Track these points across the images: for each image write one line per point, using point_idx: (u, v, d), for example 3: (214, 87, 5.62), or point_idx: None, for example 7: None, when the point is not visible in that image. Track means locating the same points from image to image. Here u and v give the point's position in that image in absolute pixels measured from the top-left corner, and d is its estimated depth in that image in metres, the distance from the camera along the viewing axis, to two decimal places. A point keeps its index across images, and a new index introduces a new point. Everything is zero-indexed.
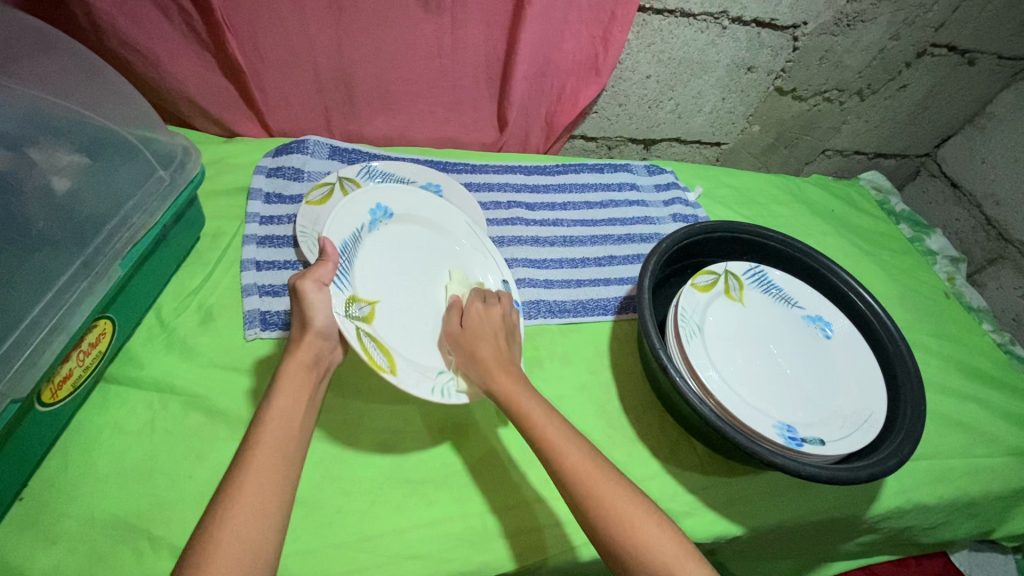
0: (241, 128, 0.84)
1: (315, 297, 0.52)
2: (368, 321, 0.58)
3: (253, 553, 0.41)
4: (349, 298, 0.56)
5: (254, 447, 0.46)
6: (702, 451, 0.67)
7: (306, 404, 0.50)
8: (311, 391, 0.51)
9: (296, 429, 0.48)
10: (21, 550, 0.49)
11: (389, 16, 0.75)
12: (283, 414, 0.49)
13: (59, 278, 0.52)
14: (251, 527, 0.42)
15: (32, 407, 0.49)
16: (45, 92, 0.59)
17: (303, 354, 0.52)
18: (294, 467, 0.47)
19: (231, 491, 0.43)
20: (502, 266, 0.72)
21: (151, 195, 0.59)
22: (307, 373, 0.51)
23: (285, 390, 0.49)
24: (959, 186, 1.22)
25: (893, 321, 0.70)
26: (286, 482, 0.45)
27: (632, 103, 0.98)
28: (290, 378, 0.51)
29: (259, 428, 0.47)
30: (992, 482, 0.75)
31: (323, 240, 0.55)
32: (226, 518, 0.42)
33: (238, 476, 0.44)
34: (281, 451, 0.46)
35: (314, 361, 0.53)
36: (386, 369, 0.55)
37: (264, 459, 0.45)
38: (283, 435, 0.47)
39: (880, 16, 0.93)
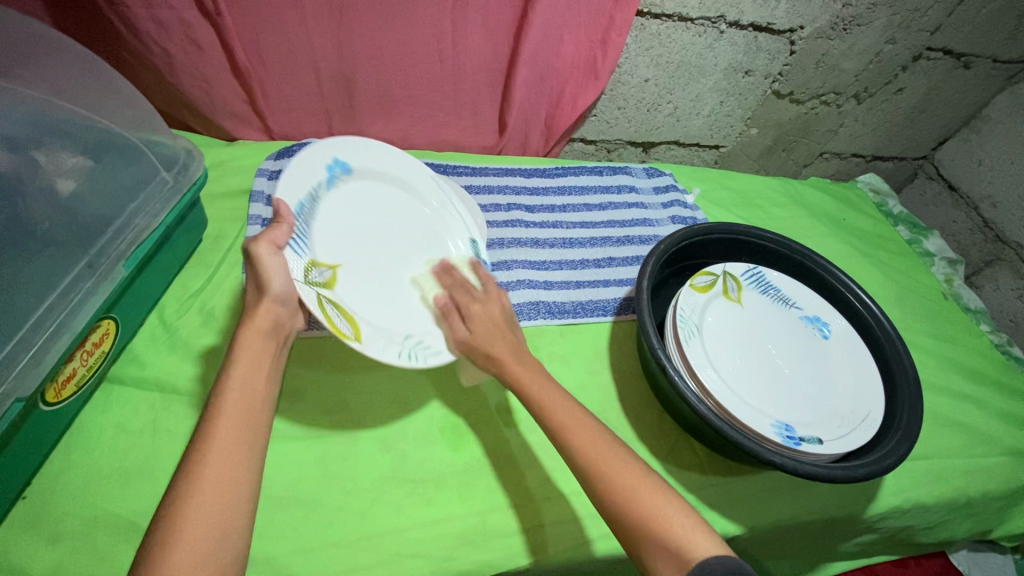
0: (244, 132, 0.85)
1: (270, 260, 0.53)
2: (330, 286, 0.59)
3: (224, 522, 0.41)
4: (309, 262, 0.57)
5: (214, 417, 0.45)
6: (701, 451, 0.67)
7: (266, 374, 0.50)
8: (273, 359, 0.51)
9: (260, 399, 0.48)
10: (24, 548, 0.49)
11: (390, 20, 0.76)
12: (243, 384, 0.48)
13: (63, 278, 0.52)
14: (218, 500, 0.41)
15: (35, 406, 0.50)
16: (50, 95, 0.59)
17: (262, 319, 0.52)
18: (260, 436, 0.46)
19: (193, 464, 0.42)
20: (472, 226, 0.73)
21: (155, 198, 0.60)
22: (264, 340, 0.51)
23: (243, 361, 0.49)
24: (956, 188, 1.23)
25: (890, 321, 0.71)
26: (252, 453, 0.45)
27: (631, 107, 0.99)
28: (245, 345, 0.50)
29: (218, 398, 0.46)
30: (989, 482, 0.75)
31: (275, 202, 0.55)
32: (192, 491, 0.41)
33: (201, 446, 0.43)
34: (245, 422, 0.46)
35: (275, 326, 0.53)
36: (351, 336, 0.55)
37: (226, 429, 0.44)
38: (247, 406, 0.47)
39: (877, 20, 0.94)
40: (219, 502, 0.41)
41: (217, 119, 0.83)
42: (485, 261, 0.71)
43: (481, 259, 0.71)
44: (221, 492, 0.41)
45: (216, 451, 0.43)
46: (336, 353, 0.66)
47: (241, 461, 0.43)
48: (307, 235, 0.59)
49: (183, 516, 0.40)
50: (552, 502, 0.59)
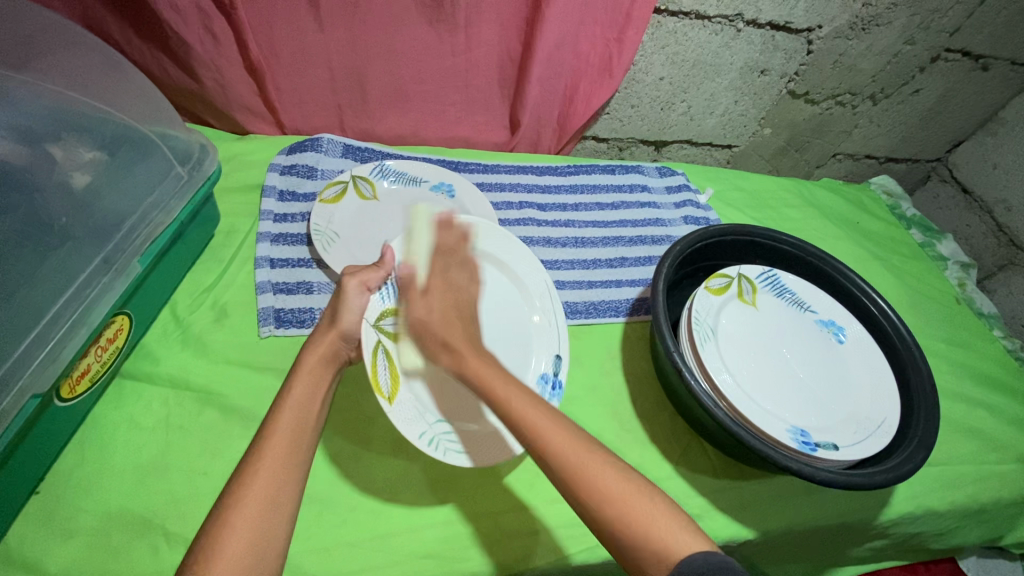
0: (255, 126, 0.85)
1: (355, 298, 0.55)
2: (399, 340, 0.59)
3: (262, 543, 0.40)
4: (388, 310, 0.59)
5: (268, 434, 0.45)
6: (714, 455, 0.67)
7: (321, 396, 0.49)
8: (328, 382, 0.51)
9: (310, 419, 0.47)
10: (40, 543, 0.49)
11: (404, 15, 0.75)
12: (300, 405, 0.48)
13: (79, 274, 0.52)
14: (259, 517, 0.41)
15: (51, 402, 0.49)
16: (66, 88, 0.59)
17: (323, 348, 0.52)
18: (304, 457, 0.45)
19: (241, 480, 0.43)
20: (562, 337, 0.66)
21: (170, 192, 0.60)
22: (324, 367, 0.51)
23: (301, 382, 0.49)
24: (970, 191, 1.22)
25: (907, 327, 0.70)
26: (294, 475, 0.44)
27: (645, 105, 0.98)
28: (307, 369, 0.50)
29: (276, 415, 0.46)
30: (1002, 488, 0.75)
31: (385, 249, 0.60)
32: (238, 507, 0.41)
33: (252, 462, 0.44)
34: (295, 442, 0.45)
35: (335, 357, 0.52)
36: (384, 394, 0.55)
37: (276, 448, 0.44)
38: (298, 425, 0.46)
39: (896, 21, 0.92)
40: (259, 521, 0.41)
41: (229, 112, 0.82)
42: (562, 386, 0.64)
43: (556, 381, 0.64)
44: (263, 513, 0.41)
45: (264, 469, 0.43)
46: None
47: (282, 481, 0.43)
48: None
49: (222, 534, 0.40)
50: (566, 505, 0.59)
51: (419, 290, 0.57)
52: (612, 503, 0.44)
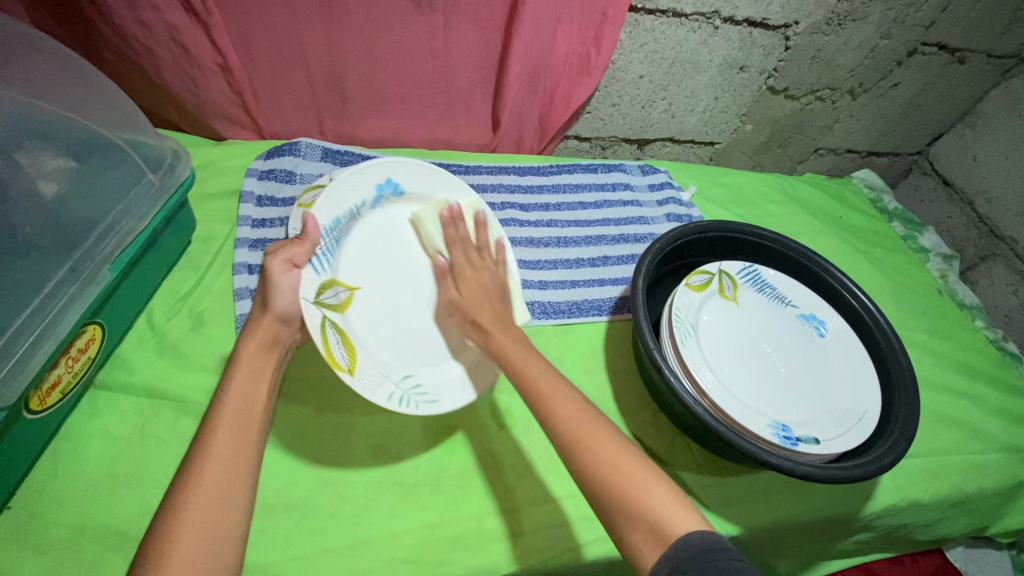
0: (233, 133, 0.84)
1: (282, 278, 0.53)
2: (342, 310, 0.57)
3: (219, 532, 0.41)
4: (326, 281, 0.57)
5: (211, 428, 0.46)
6: (697, 451, 0.67)
7: (263, 385, 0.50)
8: (270, 369, 0.51)
9: (257, 408, 0.48)
10: (12, 558, 0.48)
11: (380, 16, 0.75)
12: (241, 394, 0.48)
13: (46, 283, 0.51)
14: (213, 508, 0.42)
15: (19, 414, 0.48)
16: (30, 94, 0.57)
17: (262, 334, 0.52)
18: (253, 445, 0.47)
19: (188, 474, 0.43)
20: (512, 261, 0.69)
21: (141, 199, 0.59)
22: (265, 354, 0.51)
23: (240, 372, 0.49)
24: (952, 184, 1.23)
25: (887, 319, 0.71)
26: (248, 463, 0.45)
27: (625, 104, 0.98)
28: (248, 360, 0.50)
29: (218, 406, 0.47)
30: (985, 478, 0.75)
31: (307, 218, 0.55)
32: (189, 499, 0.42)
33: (197, 456, 0.44)
34: (240, 433, 0.46)
35: (274, 340, 0.52)
36: (343, 367, 0.54)
37: (223, 439, 0.45)
38: (243, 415, 0.47)
39: (872, 15, 0.93)
40: (213, 509, 0.42)
41: (206, 118, 0.82)
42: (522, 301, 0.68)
43: (515, 301, 0.67)
44: (216, 503, 0.42)
45: (212, 461, 0.44)
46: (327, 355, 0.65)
47: (235, 477, 0.44)
48: (334, 254, 0.59)
49: (173, 526, 0.40)
50: (547, 505, 0.58)
51: (450, 275, 0.64)
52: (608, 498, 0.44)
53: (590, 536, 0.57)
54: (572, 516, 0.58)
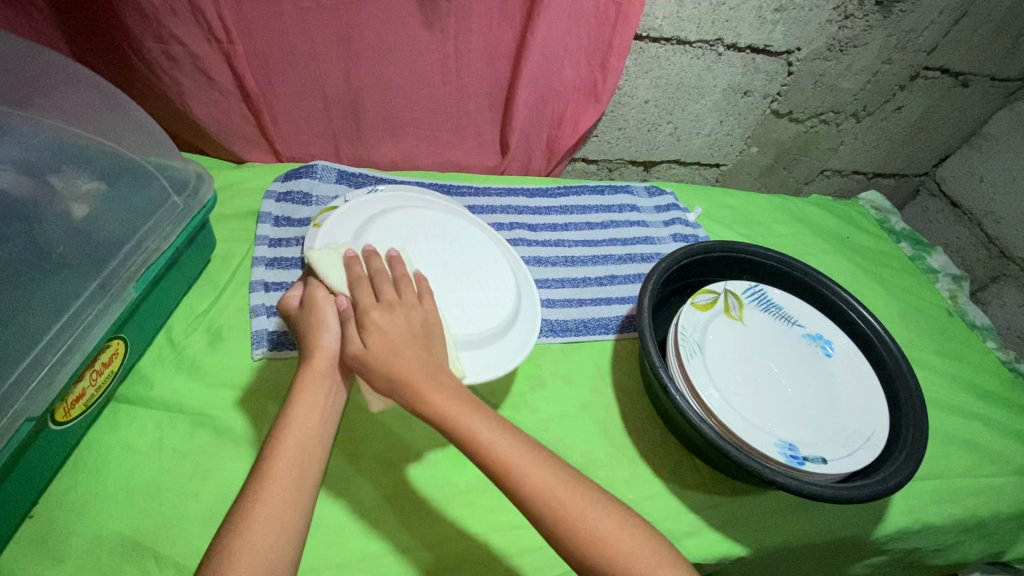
0: (253, 156, 0.88)
1: (326, 306, 0.53)
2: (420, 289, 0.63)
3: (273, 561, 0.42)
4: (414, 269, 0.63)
5: (269, 459, 0.47)
6: (705, 471, 0.67)
7: (326, 411, 0.51)
8: (331, 394, 0.52)
9: (317, 436, 0.49)
10: (33, 565, 0.49)
11: (395, 45, 0.78)
12: (301, 424, 0.49)
13: (76, 299, 0.53)
14: (268, 536, 0.43)
15: (45, 426, 0.50)
16: (68, 123, 0.62)
17: (319, 360, 0.52)
18: (313, 478, 0.47)
19: (247, 504, 0.44)
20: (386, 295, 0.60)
21: (165, 220, 0.62)
22: (322, 380, 0.51)
23: (301, 401, 0.50)
24: (959, 205, 1.23)
25: (893, 338, 0.71)
26: (305, 497, 0.46)
27: (632, 127, 1.00)
28: (309, 386, 0.51)
29: (279, 436, 0.48)
30: (1000, 502, 0.74)
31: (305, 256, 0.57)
32: (247, 525, 0.43)
33: (257, 487, 0.45)
34: (303, 466, 0.47)
35: (334, 369, 0.52)
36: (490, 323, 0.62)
37: (285, 469, 0.46)
38: (306, 447, 0.48)
39: (873, 42, 0.95)
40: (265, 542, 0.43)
41: (227, 141, 0.85)
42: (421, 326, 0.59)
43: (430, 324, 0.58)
44: (274, 530, 0.43)
45: (270, 493, 0.45)
46: None
47: (292, 508, 0.45)
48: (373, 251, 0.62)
49: (232, 550, 0.42)
50: None
51: (373, 307, 0.50)
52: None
53: None
54: None
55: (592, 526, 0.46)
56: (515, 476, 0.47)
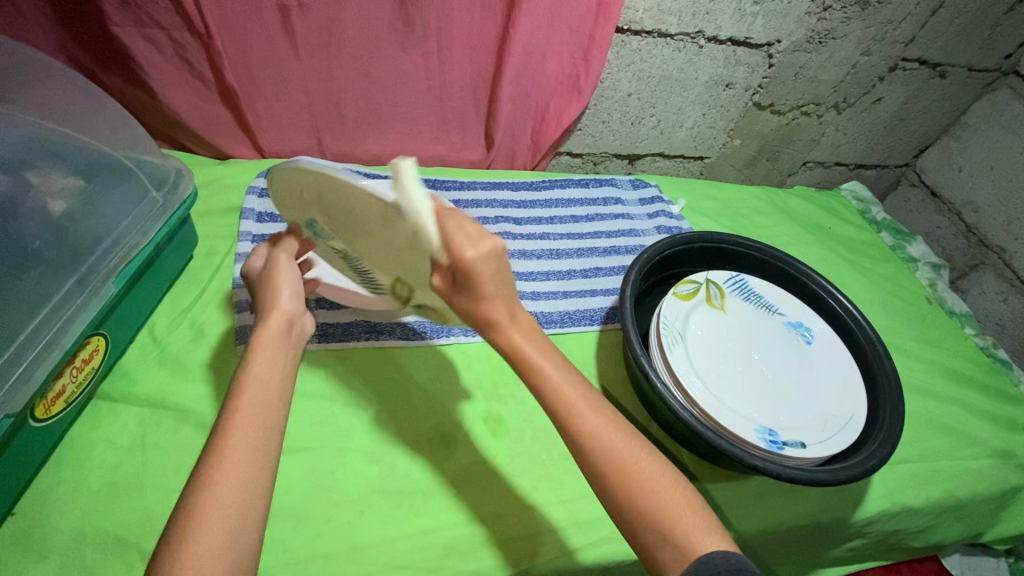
0: (235, 152, 0.88)
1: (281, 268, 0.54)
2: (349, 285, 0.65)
3: (237, 526, 0.39)
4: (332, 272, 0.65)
5: (229, 416, 0.44)
6: (688, 458, 0.68)
7: (285, 367, 0.48)
8: (288, 354, 0.49)
9: (275, 390, 0.46)
10: (15, 562, 0.49)
11: (376, 39, 0.78)
12: (259, 376, 0.46)
13: (53, 297, 0.53)
14: (232, 501, 0.40)
15: (25, 422, 0.50)
16: (41, 117, 0.61)
17: (274, 321, 0.50)
18: (276, 436, 0.44)
19: (205, 473, 0.41)
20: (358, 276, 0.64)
21: (145, 215, 0.62)
22: (280, 338, 0.49)
23: (257, 355, 0.47)
24: (939, 195, 1.25)
25: (871, 324, 0.72)
26: (268, 453, 0.43)
27: (615, 121, 1.01)
28: (263, 344, 0.48)
29: (235, 393, 0.45)
30: (977, 483, 0.75)
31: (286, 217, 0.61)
32: (208, 494, 0.40)
33: (215, 451, 0.42)
34: (262, 422, 0.44)
35: (289, 329, 0.50)
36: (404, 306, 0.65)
37: (245, 426, 0.43)
38: (265, 401, 0.45)
39: (852, 33, 0.96)
40: (227, 508, 0.39)
41: (209, 137, 0.85)
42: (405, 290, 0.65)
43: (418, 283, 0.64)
44: (237, 492, 0.40)
45: (232, 451, 0.42)
46: (325, 367, 0.67)
47: (254, 465, 0.42)
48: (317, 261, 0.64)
49: (190, 525, 0.38)
50: (540, 511, 0.59)
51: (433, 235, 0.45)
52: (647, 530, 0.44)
53: (579, 541, 0.58)
54: (563, 523, 0.59)
55: (614, 450, 0.46)
56: (578, 424, 0.47)
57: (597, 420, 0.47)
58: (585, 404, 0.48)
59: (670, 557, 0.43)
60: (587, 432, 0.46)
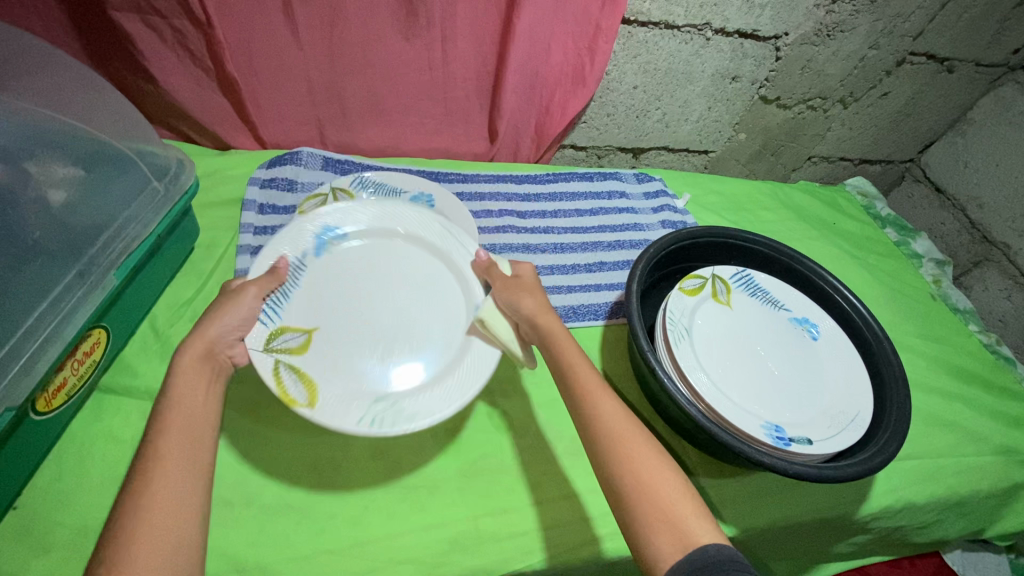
0: (236, 142, 0.87)
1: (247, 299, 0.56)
2: (298, 353, 0.57)
3: (176, 536, 0.40)
4: (277, 330, 0.57)
5: (155, 436, 0.45)
6: (694, 454, 0.67)
7: (210, 393, 0.49)
8: (212, 379, 0.50)
9: (203, 417, 0.47)
10: (18, 556, 0.49)
11: (379, 29, 0.77)
12: (185, 402, 0.47)
13: (54, 288, 0.52)
14: (166, 513, 0.41)
15: (26, 415, 0.50)
16: (39, 106, 0.60)
17: (196, 347, 0.51)
18: (204, 454, 0.45)
19: (139, 487, 0.42)
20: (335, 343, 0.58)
21: (146, 206, 0.61)
22: (201, 364, 0.50)
23: (180, 383, 0.48)
24: (944, 190, 1.24)
25: (878, 321, 0.72)
26: (199, 474, 0.44)
27: (620, 113, 1.00)
28: (186, 372, 0.49)
29: (160, 416, 0.46)
30: (980, 480, 0.75)
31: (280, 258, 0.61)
32: (144, 508, 0.41)
33: (143, 469, 0.43)
34: (188, 442, 0.45)
35: (210, 355, 0.51)
36: (310, 396, 0.53)
37: (175, 450, 0.44)
38: (188, 423, 0.46)
39: (860, 26, 0.95)
40: (165, 519, 0.41)
41: (210, 127, 0.84)
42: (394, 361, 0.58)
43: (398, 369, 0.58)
44: (171, 506, 0.41)
45: (161, 474, 0.43)
46: None
47: (186, 479, 0.43)
48: (282, 304, 0.59)
49: (132, 535, 0.39)
50: (545, 506, 0.59)
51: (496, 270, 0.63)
52: (638, 510, 0.45)
53: (585, 537, 0.58)
54: (569, 518, 0.58)
55: (615, 427, 0.49)
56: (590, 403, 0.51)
57: (608, 403, 0.51)
58: (594, 388, 0.52)
59: (665, 542, 0.42)
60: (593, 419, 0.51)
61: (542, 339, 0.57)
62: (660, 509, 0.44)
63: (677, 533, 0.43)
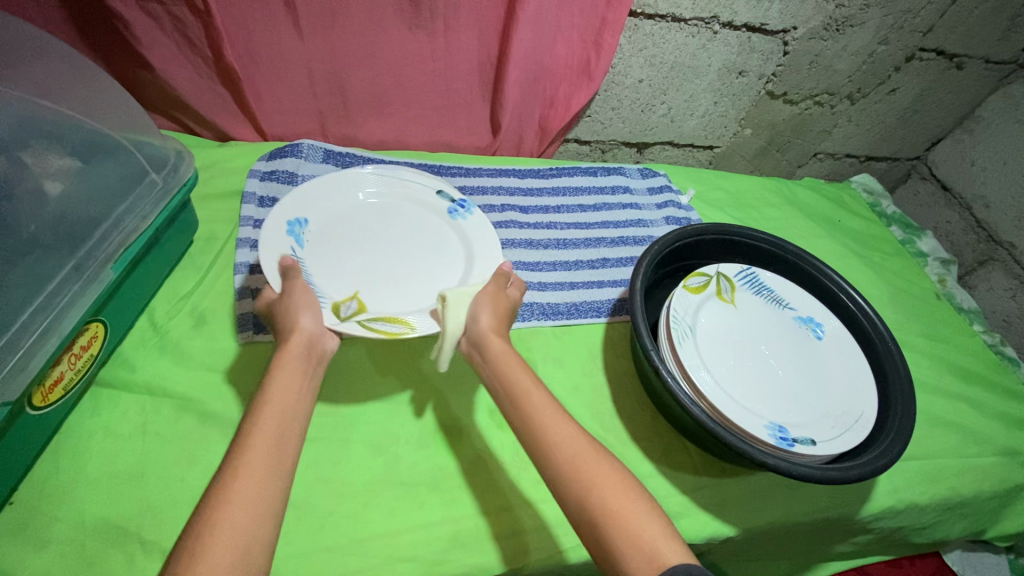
0: (235, 133, 0.85)
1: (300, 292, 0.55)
2: (362, 310, 0.60)
3: (248, 537, 0.40)
4: (333, 304, 0.59)
5: (247, 431, 0.45)
6: (695, 453, 0.67)
7: (302, 389, 0.50)
8: (305, 374, 0.51)
9: (294, 410, 0.48)
10: (14, 552, 0.48)
11: (381, 19, 0.75)
12: (280, 396, 0.48)
13: (50, 281, 0.52)
14: (249, 512, 0.41)
15: (22, 410, 0.49)
16: (34, 94, 0.59)
17: (296, 343, 0.52)
18: (291, 450, 0.45)
19: (224, 480, 0.42)
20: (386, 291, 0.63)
21: (145, 199, 0.60)
22: (300, 361, 0.51)
23: (279, 376, 0.49)
24: (950, 189, 1.23)
25: (883, 321, 0.71)
26: (282, 472, 0.44)
27: (625, 107, 0.98)
28: (285, 366, 0.50)
29: (256, 411, 0.46)
30: (983, 481, 0.75)
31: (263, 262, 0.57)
32: (224, 502, 0.40)
33: (233, 461, 0.43)
34: (279, 441, 0.45)
35: (310, 349, 0.52)
36: (404, 328, 0.58)
37: (262, 444, 0.44)
38: (281, 419, 0.46)
39: (869, 21, 0.94)
40: (244, 517, 0.40)
41: (209, 117, 0.82)
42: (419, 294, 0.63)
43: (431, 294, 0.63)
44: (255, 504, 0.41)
45: (246, 468, 0.43)
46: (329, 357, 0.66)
47: (269, 476, 0.43)
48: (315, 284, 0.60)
49: (212, 528, 0.39)
50: (546, 505, 0.58)
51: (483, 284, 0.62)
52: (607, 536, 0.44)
53: None
54: None
55: (569, 452, 0.48)
56: (541, 428, 0.50)
57: (565, 428, 0.50)
58: (548, 415, 0.51)
59: (637, 566, 0.42)
60: (544, 445, 0.49)
61: (493, 366, 0.55)
62: (629, 533, 0.44)
63: (648, 558, 0.42)
